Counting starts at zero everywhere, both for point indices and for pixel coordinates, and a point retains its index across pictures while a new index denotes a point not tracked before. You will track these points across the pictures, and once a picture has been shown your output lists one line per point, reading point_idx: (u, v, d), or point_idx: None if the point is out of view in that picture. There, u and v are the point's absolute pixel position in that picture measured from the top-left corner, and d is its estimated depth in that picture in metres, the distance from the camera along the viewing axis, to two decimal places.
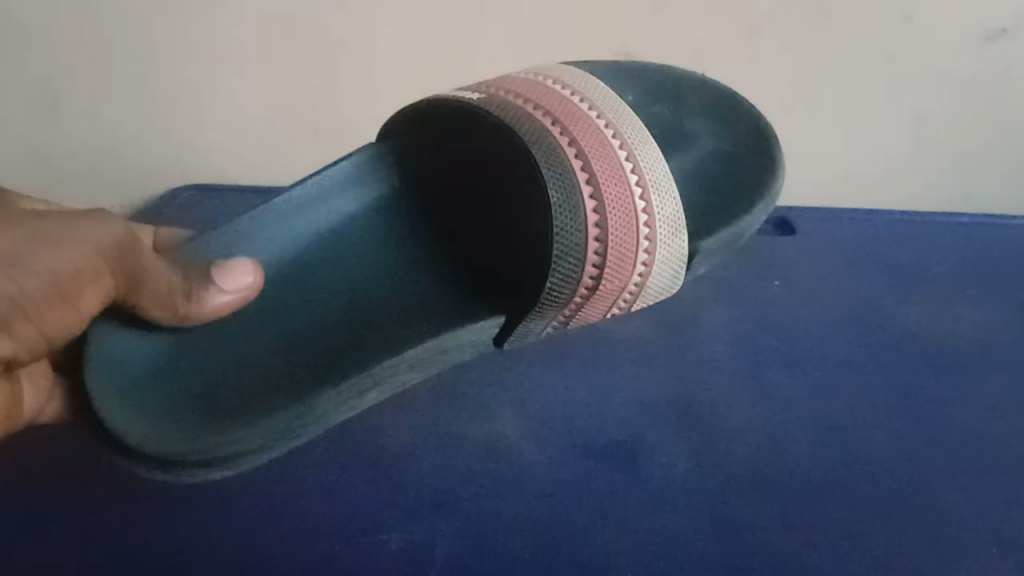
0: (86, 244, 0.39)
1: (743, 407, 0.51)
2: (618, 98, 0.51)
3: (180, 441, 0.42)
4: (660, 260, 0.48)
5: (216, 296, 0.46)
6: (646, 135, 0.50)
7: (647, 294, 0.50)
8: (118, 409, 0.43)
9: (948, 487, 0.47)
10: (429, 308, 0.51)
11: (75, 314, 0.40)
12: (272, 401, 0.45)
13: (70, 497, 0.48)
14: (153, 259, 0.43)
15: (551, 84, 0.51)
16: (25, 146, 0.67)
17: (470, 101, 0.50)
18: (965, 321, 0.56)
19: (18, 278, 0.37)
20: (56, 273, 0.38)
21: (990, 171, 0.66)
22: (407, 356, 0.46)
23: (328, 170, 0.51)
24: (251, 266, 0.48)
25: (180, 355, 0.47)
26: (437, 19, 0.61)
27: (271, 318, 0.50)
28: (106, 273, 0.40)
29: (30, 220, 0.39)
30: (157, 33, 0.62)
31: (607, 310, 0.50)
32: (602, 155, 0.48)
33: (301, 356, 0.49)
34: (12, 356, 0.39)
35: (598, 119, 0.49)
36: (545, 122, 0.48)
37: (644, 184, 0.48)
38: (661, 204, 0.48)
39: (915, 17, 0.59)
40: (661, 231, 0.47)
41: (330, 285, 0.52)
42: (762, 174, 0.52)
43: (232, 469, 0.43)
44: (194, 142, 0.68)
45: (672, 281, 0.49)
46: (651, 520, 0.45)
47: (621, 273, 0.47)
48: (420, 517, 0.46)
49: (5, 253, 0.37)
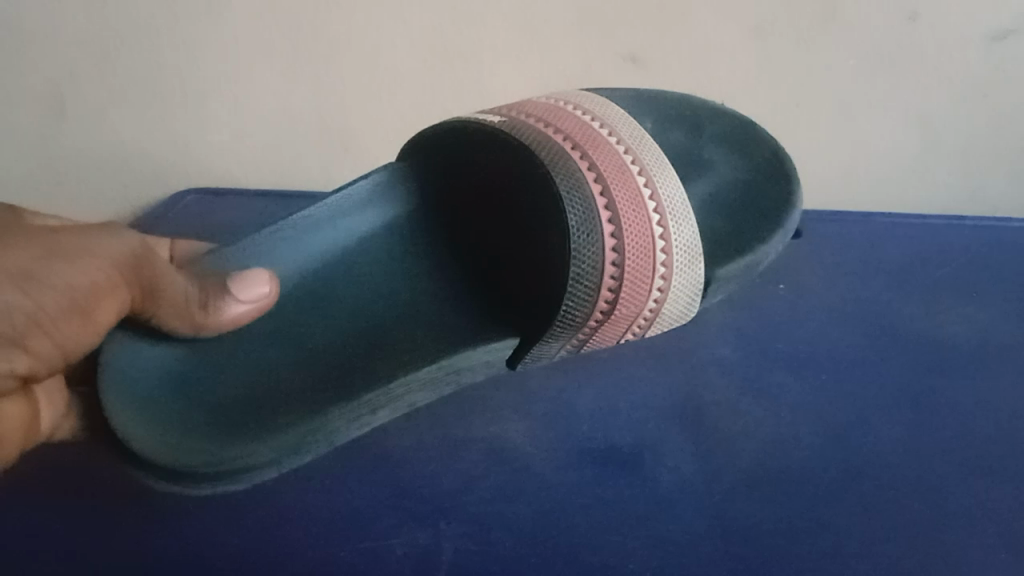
0: (99, 258, 0.40)
1: (747, 410, 0.51)
2: (638, 125, 0.51)
3: (189, 453, 0.42)
4: (676, 288, 0.48)
5: (233, 306, 0.47)
6: (667, 162, 0.49)
7: (662, 321, 0.49)
8: (129, 420, 0.42)
9: (956, 489, 0.46)
10: (445, 326, 0.51)
11: (92, 327, 0.40)
12: (282, 418, 0.45)
13: (76, 500, 0.49)
14: (167, 269, 0.44)
15: (572, 109, 0.51)
16: (33, 146, 0.68)
17: (491, 124, 0.50)
18: (972, 322, 0.56)
19: (34, 293, 0.37)
20: (71, 286, 0.38)
21: (997, 169, 0.66)
22: (420, 377, 0.46)
23: (349, 189, 0.52)
24: (267, 276, 0.48)
25: (192, 368, 0.47)
26: (442, 27, 0.61)
27: (289, 339, 0.50)
28: (120, 285, 0.41)
29: (47, 232, 0.39)
30: (160, 41, 0.62)
31: (621, 336, 0.50)
32: (621, 181, 0.47)
33: (316, 375, 0.48)
34: (28, 371, 0.39)
35: (618, 145, 0.49)
36: (565, 146, 0.48)
37: (662, 212, 0.47)
38: (678, 231, 0.47)
39: (921, 16, 0.58)
40: (677, 259, 0.47)
41: (347, 308, 0.52)
42: (775, 208, 0.51)
43: (244, 482, 0.42)
44: (200, 149, 0.69)
45: (687, 308, 0.49)
46: (656, 525, 0.45)
47: (636, 299, 0.47)
48: (424, 523, 0.46)
49: (22, 269, 0.37)
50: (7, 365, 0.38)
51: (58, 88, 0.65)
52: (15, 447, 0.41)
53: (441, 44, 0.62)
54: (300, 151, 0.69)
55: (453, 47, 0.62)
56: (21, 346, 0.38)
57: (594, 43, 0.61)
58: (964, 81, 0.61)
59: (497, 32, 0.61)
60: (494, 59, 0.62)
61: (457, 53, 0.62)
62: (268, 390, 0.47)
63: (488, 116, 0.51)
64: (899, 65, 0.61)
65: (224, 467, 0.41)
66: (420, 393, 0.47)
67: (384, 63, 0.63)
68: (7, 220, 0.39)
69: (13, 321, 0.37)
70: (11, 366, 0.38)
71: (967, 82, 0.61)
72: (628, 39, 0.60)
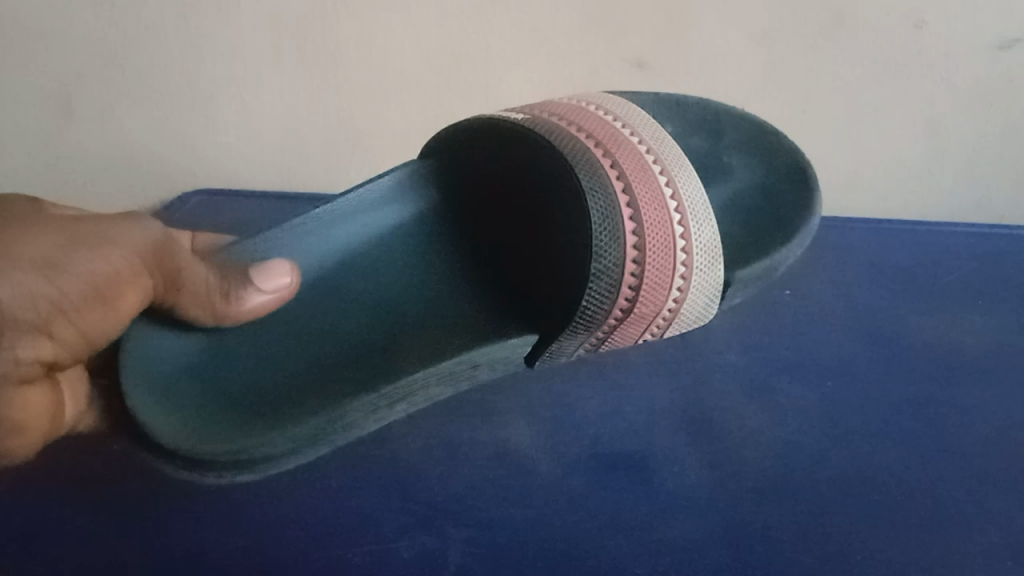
0: (123, 246, 0.40)
1: (753, 416, 0.51)
2: (659, 127, 0.51)
3: (207, 439, 0.42)
4: (695, 288, 0.48)
5: (253, 296, 0.47)
6: (688, 163, 0.50)
7: (680, 321, 0.49)
8: (149, 408, 0.43)
9: (960, 499, 0.47)
10: (470, 321, 0.51)
11: (115, 314, 0.40)
12: (300, 409, 0.45)
13: (81, 494, 0.49)
14: (189, 258, 0.44)
15: (595, 110, 0.51)
16: (39, 145, 0.68)
17: (515, 121, 0.50)
18: (977, 330, 0.56)
19: (59, 280, 0.37)
20: (94, 274, 0.38)
21: (1002, 175, 0.66)
22: (439, 370, 0.46)
23: (370, 184, 0.52)
24: (289, 267, 0.49)
25: (212, 358, 0.48)
26: (449, 30, 0.61)
27: (309, 332, 0.50)
28: (143, 272, 0.41)
29: (69, 220, 0.39)
30: (171, 45, 0.63)
31: (639, 336, 0.49)
32: (642, 179, 0.48)
33: (336, 368, 0.48)
34: (54, 358, 0.39)
35: (639, 144, 0.49)
36: (588, 144, 0.48)
37: (683, 211, 0.48)
38: (698, 230, 0.48)
39: (927, 24, 0.58)
40: (698, 259, 0.47)
41: (371, 301, 0.52)
42: (795, 211, 0.52)
43: (261, 471, 0.43)
44: (206, 150, 0.69)
45: (706, 309, 0.49)
46: (661, 530, 0.45)
47: (656, 296, 0.47)
48: (430, 525, 0.46)
49: (45, 258, 0.37)
50: (30, 351, 0.38)
51: (65, 88, 0.65)
52: (40, 439, 0.41)
53: (448, 47, 0.62)
54: (306, 151, 0.69)
55: (459, 51, 0.62)
56: (45, 333, 0.38)
57: (599, 49, 0.61)
58: (971, 89, 0.61)
59: (504, 36, 0.61)
60: (499, 63, 0.62)
61: (464, 58, 0.63)
62: (290, 377, 0.48)
63: (512, 114, 0.51)
64: (904, 72, 0.61)
65: (241, 454, 0.42)
66: (442, 387, 0.47)
67: (392, 66, 0.63)
68: (25, 209, 0.39)
69: (37, 308, 0.37)
70: (37, 353, 0.38)
71: (972, 90, 0.61)
72: (633, 44, 0.61)
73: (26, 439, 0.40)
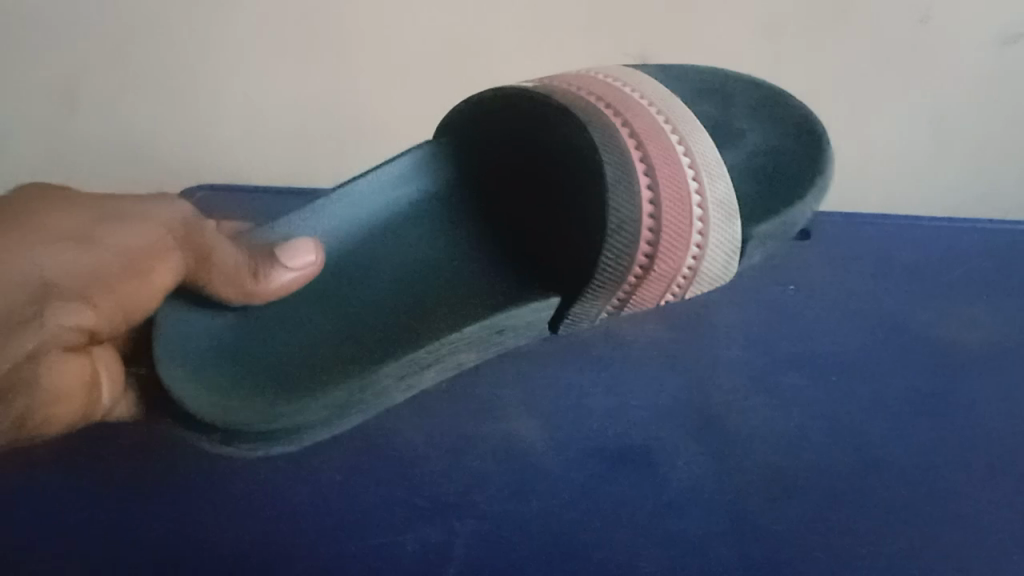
0: (151, 222, 0.42)
1: (757, 410, 0.51)
2: (670, 92, 0.49)
3: (249, 409, 0.43)
4: (715, 244, 0.44)
5: (280, 274, 0.46)
6: (697, 122, 0.47)
7: (703, 281, 0.46)
8: (186, 384, 0.44)
9: (963, 494, 0.47)
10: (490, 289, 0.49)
11: (152, 289, 0.41)
12: (333, 376, 0.46)
13: (95, 493, 0.50)
14: (216, 236, 0.45)
15: (603, 78, 0.49)
16: (44, 139, 0.68)
17: (523, 86, 0.49)
18: (982, 325, 0.56)
19: (92, 251, 0.39)
20: (128, 247, 0.40)
21: (1007, 170, 0.65)
22: (466, 334, 0.46)
23: (388, 165, 0.51)
24: (314, 245, 0.48)
25: (246, 330, 0.48)
26: (454, 24, 0.61)
27: (335, 301, 0.50)
28: (176, 249, 0.42)
29: (91, 202, 0.42)
30: (179, 39, 0.63)
31: (660, 297, 0.46)
32: (650, 135, 0.45)
33: (364, 334, 0.49)
34: (94, 328, 0.39)
35: (649, 106, 0.47)
36: (595, 104, 0.47)
37: (696, 165, 0.45)
38: (714, 185, 0.44)
39: (932, 18, 0.58)
40: (714, 213, 0.44)
41: (395, 271, 0.51)
42: (808, 165, 0.48)
43: (303, 438, 0.45)
44: (212, 141, 0.69)
45: (727, 266, 0.45)
46: (664, 524, 0.46)
47: (673, 253, 0.44)
48: (435, 518, 0.47)
49: (81, 235, 0.40)
50: (74, 319, 0.38)
51: (71, 82, 0.65)
52: (77, 411, 0.40)
53: (453, 40, 0.62)
54: (310, 145, 0.68)
55: (465, 45, 0.62)
56: (89, 302, 0.38)
57: (604, 43, 0.61)
58: (977, 83, 0.61)
59: (509, 28, 0.61)
60: (504, 57, 0.62)
61: (470, 51, 0.63)
62: (302, 350, 0.48)
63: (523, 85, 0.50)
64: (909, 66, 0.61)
65: (278, 421, 0.43)
66: (464, 351, 0.46)
67: (395, 58, 0.63)
68: (42, 193, 0.42)
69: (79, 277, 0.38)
70: (78, 322, 0.38)
71: (977, 85, 0.61)
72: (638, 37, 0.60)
73: (63, 412, 0.39)
